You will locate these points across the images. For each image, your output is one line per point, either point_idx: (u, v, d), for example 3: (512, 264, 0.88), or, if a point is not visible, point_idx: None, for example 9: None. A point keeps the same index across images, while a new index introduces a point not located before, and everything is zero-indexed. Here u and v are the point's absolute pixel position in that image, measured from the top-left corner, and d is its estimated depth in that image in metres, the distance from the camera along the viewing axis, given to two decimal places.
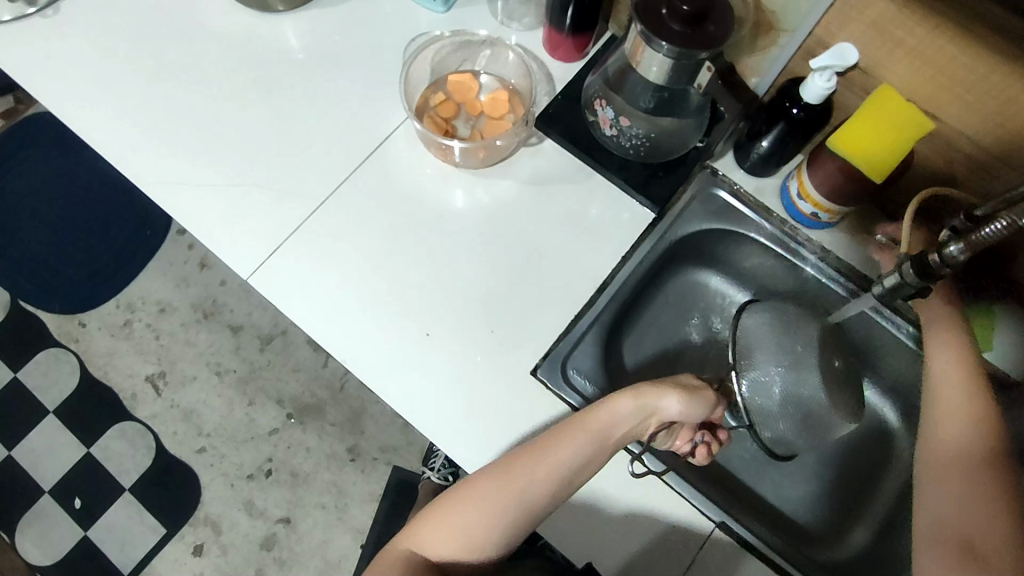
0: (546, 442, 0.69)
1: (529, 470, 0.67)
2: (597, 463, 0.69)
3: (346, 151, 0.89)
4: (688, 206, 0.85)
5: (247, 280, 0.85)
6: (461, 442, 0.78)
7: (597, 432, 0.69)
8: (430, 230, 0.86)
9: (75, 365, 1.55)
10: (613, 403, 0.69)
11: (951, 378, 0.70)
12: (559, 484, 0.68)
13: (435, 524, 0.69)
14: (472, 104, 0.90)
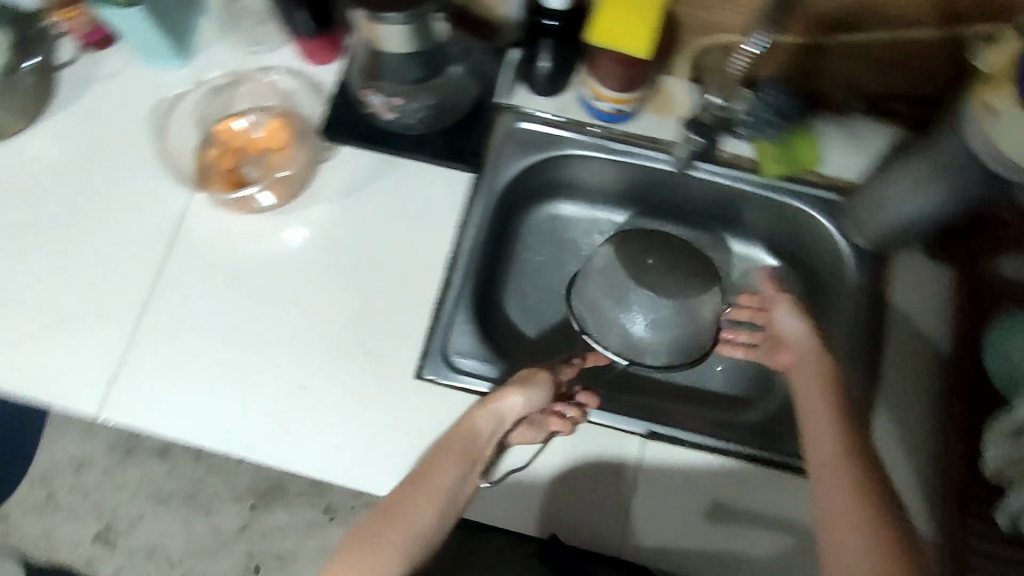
0: (421, 471, 0.66)
1: (416, 503, 0.64)
2: (474, 476, 0.68)
3: (139, 244, 0.79)
4: (501, 150, 0.83)
5: (99, 417, 0.75)
6: (377, 475, 0.73)
7: (466, 445, 0.68)
8: (261, 287, 0.78)
9: (16, 560, 1.45)
10: (472, 415, 0.69)
11: (822, 450, 0.62)
12: (445, 509, 0.65)
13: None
14: (250, 144, 0.82)
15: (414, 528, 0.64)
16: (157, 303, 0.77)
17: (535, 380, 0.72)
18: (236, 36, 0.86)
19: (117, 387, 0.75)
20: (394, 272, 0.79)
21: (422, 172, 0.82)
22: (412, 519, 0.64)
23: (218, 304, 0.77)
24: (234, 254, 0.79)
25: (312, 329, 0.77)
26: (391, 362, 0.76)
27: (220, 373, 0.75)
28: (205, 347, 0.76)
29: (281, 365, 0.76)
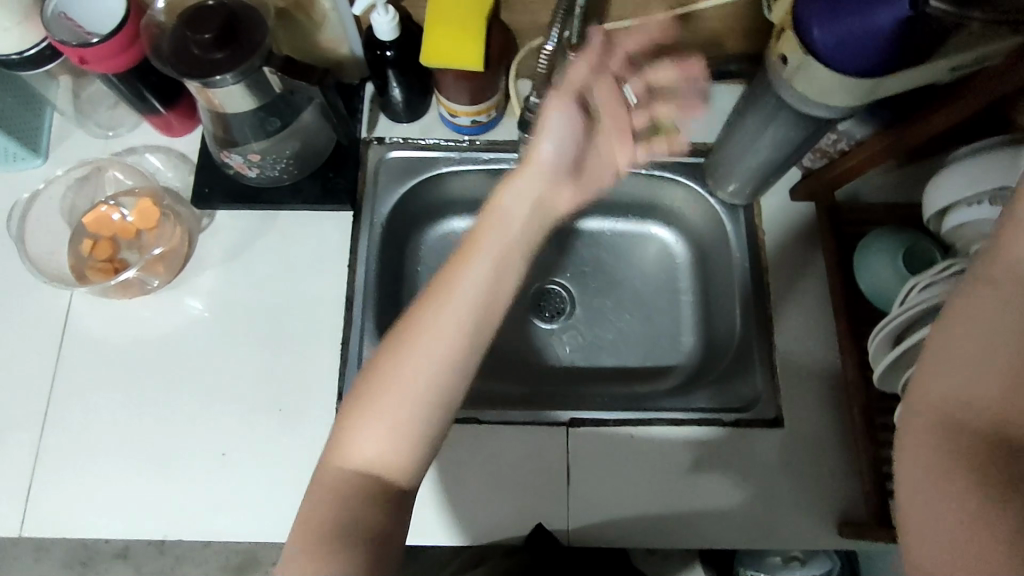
0: (435, 284, 0.52)
1: (418, 349, 0.50)
2: (518, 261, 0.55)
3: (30, 351, 0.78)
4: (377, 182, 0.86)
5: (23, 534, 0.73)
6: None
7: (495, 240, 0.55)
8: (167, 365, 0.78)
9: None
10: (508, 191, 0.56)
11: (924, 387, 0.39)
12: (476, 307, 0.52)
13: (363, 416, 0.49)
14: (124, 229, 0.81)
15: (447, 334, 0.50)
16: (60, 405, 0.76)
17: (546, 121, 0.59)
18: (91, 124, 0.86)
19: (33, 499, 0.73)
20: (294, 322, 0.79)
21: (302, 220, 0.83)
22: (423, 348, 0.50)
23: (124, 392, 0.77)
24: (131, 339, 0.79)
25: (224, 395, 0.77)
26: (308, 411, 0.76)
27: (139, 461, 0.75)
28: (119, 437, 0.75)
29: (200, 438, 0.75)
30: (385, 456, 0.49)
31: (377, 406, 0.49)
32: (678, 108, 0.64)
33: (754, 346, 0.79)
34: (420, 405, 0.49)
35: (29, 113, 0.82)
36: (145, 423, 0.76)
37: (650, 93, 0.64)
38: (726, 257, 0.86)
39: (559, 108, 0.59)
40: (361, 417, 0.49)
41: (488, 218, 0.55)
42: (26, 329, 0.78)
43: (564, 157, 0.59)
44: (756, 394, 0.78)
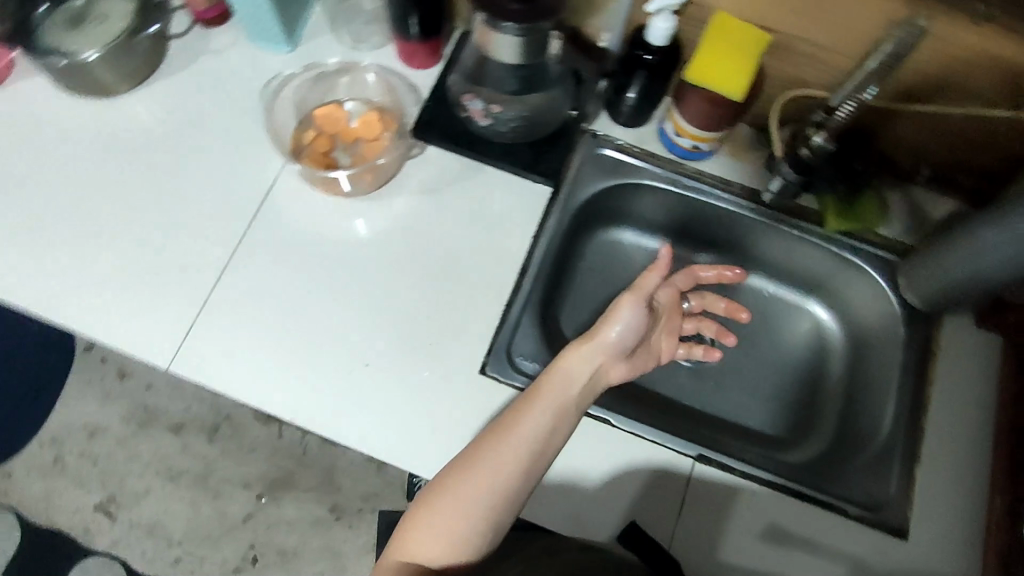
0: (504, 422, 0.67)
1: (478, 472, 0.64)
2: (564, 429, 0.68)
3: (228, 211, 0.83)
4: (581, 171, 0.87)
5: (169, 369, 0.77)
6: (433, 458, 0.75)
7: (558, 390, 0.69)
8: (341, 267, 0.81)
9: (14, 521, 1.44)
10: (566, 359, 0.71)
11: None
12: (525, 450, 0.65)
13: (424, 520, 0.63)
14: (345, 131, 0.85)
15: (497, 472, 0.64)
16: (238, 268, 0.80)
17: (617, 312, 0.73)
18: (343, 30, 0.90)
19: (190, 342, 0.78)
20: (468, 269, 0.82)
21: (504, 179, 0.85)
22: (480, 476, 0.63)
23: (295, 276, 0.80)
24: (316, 232, 0.82)
25: (383, 312, 0.79)
26: (456, 354, 0.78)
27: (289, 343, 0.78)
28: (279, 315, 0.79)
29: (350, 342, 0.78)
30: (438, 556, 0.62)
31: (434, 517, 0.63)
32: (717, 329, 0.90)
33: (897, 452, 0.78)
34: (475, 517, 0.63)
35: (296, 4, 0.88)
36: (305, 311, 0.79)
37: (703, 297, 0.91)
38: (890, 358, 0.84)
39: (629, 304, 0.73)
40: (416, 524, 0.63)
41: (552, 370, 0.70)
42: (230, 192, 0.84)
43: (623, 342, 0.74)
44: (887, 497, 0.77)
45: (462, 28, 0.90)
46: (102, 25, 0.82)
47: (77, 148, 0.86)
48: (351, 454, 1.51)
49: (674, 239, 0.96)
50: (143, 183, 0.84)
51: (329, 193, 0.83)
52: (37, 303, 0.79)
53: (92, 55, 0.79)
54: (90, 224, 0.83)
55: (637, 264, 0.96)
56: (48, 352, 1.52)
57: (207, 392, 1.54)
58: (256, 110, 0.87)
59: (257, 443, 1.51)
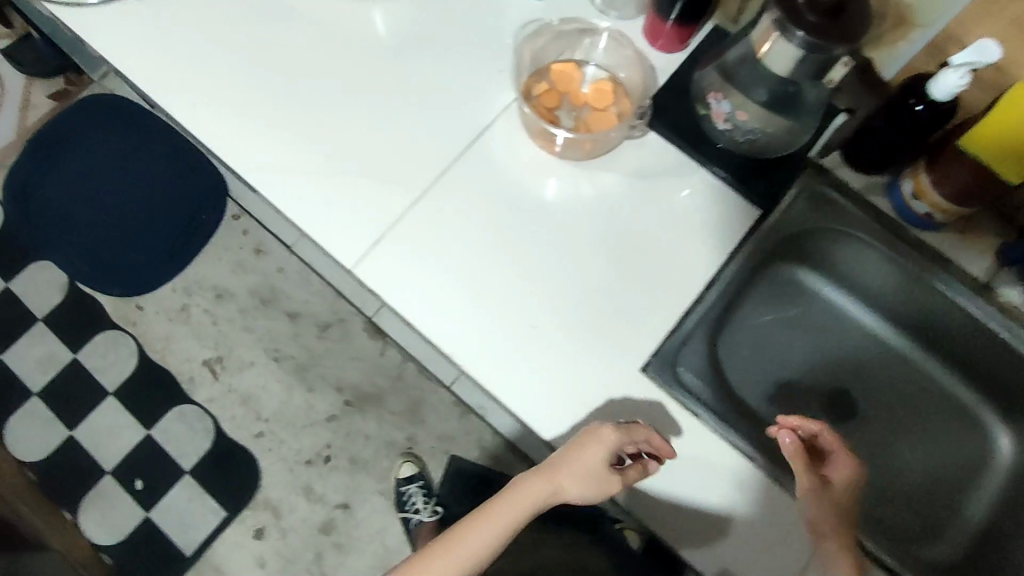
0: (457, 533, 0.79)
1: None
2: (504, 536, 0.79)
3: (442, 137, 0.84)
4: (794, 204, 0.82)
5: (353, 270, 0.80)
6: (572, 433, 0.75)
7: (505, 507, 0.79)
8: (534, 223, 0.81)
9: (133, 349, 1.57)
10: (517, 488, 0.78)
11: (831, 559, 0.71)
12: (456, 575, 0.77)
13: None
14: (576, 94, 0.83)
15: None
16: (436, 193, 0.81)
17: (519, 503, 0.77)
18: None
19: (377, 250, 0.80)
20: (655, 265, 0.80)
21: (718, 186, 0.82)
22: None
23: (487, 219, 0.81)
24: (518, 184, 0.82)
25: (561, 281, 0.79)
26: (619, 343, 0.77)
27: (466, 281, 0.79)
28: (464, 251, 0.80)
29: (523, 299, 0.78)
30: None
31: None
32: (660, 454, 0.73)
33: None
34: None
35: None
36: (487, 256, 0.80)
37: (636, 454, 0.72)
38: None
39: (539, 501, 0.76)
40: None
41: (488, 508, 0.79)
42: (448, 118, 0.84)
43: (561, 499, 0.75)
44: None
45: (717, 21, 0.86)
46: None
47: (323, 36, 0.89)
48: (440, 393, 1.55)
49: (857, 299, 0.91)
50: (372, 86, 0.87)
51: (543, 149, 0.83)
52: (255, 170, 0.83)
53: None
54: (315, 111, 0.86)
55: (812, 310, 0.92)
56: (202, 209, 1.63)
57: (328, 291, 1.61)
58: (494, 47, 0.87)
59: (359, 353, 1.57)
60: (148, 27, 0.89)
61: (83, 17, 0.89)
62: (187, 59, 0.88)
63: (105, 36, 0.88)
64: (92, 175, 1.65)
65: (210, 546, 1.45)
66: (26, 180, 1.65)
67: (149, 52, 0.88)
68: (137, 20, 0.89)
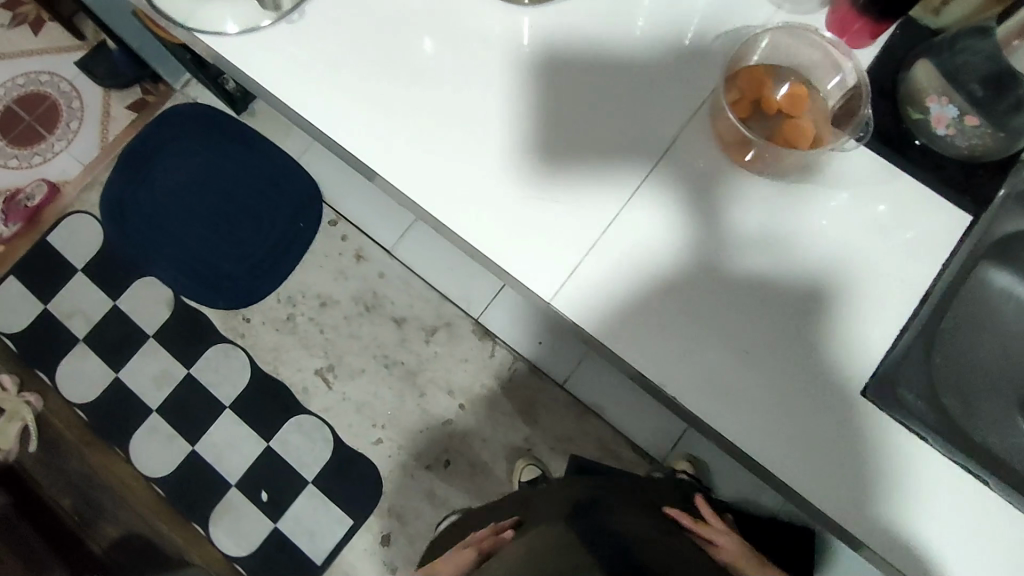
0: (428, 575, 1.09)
1: None
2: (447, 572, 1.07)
3: (624, 156, 0.79)
4: (1004, 205, 0.78)
5: (549, 303, 0.77)
6: (788, 456, 0.73)
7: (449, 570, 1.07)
8: (736, 242, 0.77)
9: (245, 361, 1.57)
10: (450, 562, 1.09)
11: None
12: None
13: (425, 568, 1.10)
14: (768, 102, 0.79)
15: None
16: (627, 215, 0.78)
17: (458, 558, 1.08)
18: None
19: (572, 280, 0.77)
20: (866, 281, 0.75)
21: (925, 192, 0.77)
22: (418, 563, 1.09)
23: (683, 241, 0.77)
24: (712, 202, 0.78)
25: (767, 303, 0.75)
26: (833, 366, 0.74)
27: (668, 309, 0.76)
28: (661, 277, 0.76)
29: (728, 325, 0.75)
30: None
31: None
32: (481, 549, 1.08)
33: None
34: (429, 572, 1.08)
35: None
36: (687, 281, 0.76)
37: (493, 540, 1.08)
38: None
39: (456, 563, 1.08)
40: None
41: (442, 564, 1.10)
42: (628, 135, 0.80)
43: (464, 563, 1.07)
44: None
45: (916, 15, 0.79)
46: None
47: (483, 47, 0.83)
48: (554, 392, 1.53)
49: None
50: (542, 101, 0.81)
51: (737, 162, 0.78)
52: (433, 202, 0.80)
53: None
54: (485, 130, 0.81)
55: (1012, 315, 0.87)
56: (299, 216, 1.61)
57: (432, 295, 1.58)
58: (669, 53, 0.82)
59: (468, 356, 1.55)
60: (299, 50, 0.85)
61: (232, 44, 0.85)
62: (343, 82, 0.84)
63: (256, 63, 0.84)
64: (187, 188, 1.64)
65: (341, 554, 1.47)
66: (122, 198, 1.65)
67: (304, 76, 0.84)
68: (289, 45, 0.85)
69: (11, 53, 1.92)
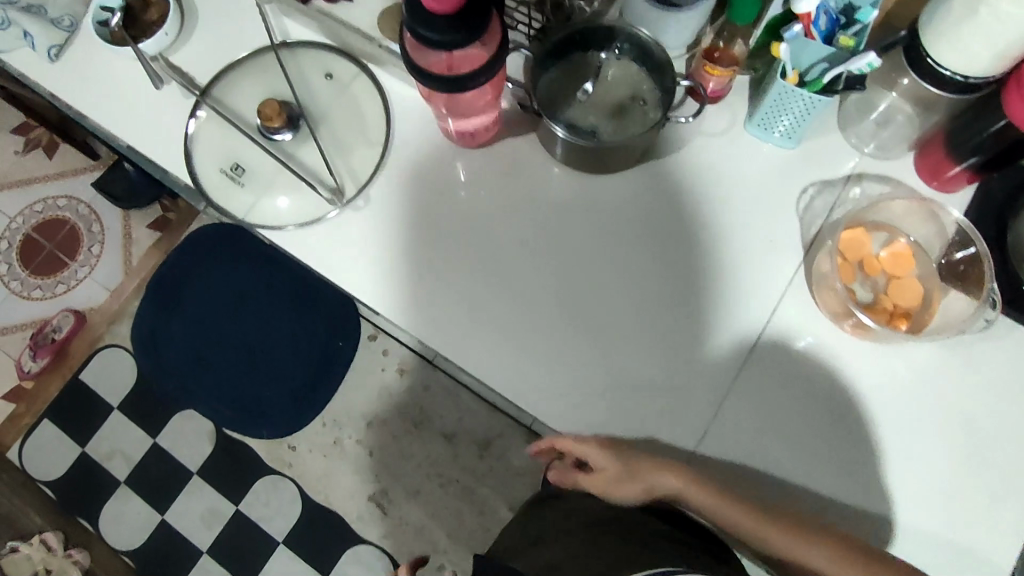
0: None
1: None
2: None
3: (723, 330, 0.77)
4: None
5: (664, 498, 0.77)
6: None
7: None
8: (860, 422, 0.74)
9: (294, 491, 1.53)
10: None
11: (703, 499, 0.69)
12: None
13: None
14: (870, 262, 0.76)
15: None
16: (738, 397, 0.75)
17: None
18: (852, 133, 0.81)
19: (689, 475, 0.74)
20: (997, 452, 0.73)
21: None
22: None
23: (801, 420, 0.75)
24: (829, 375, 0.76)
25: (896, 481, 0.73)
26: (980, 551, 0.71)
27: (792, 497, 0.73)
28: (779, 462, 0.74)
29: (858, 509, 0.73)
30: None
31: None
32: None
33: None
34: None
35: (822, 108, 0.78)
36: (810, 466, 0.74)
37: None
38: None
39: None
40: None
41: None
42: (723, 306, 0.78)
43: None
44: None
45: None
46: (629, 95, 0.79)
47: (563, 226, 0.81)
48: None
49: None
50: (631, 279, 0.79)
51: (847, 329, 0.76)
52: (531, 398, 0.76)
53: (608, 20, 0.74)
54: (578, 313, 0.78)
55: None
56: (337, 334, 1.55)
57: (480, 407, 1.54)
58: (759, 215, 0.80)
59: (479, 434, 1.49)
60: (366, 236, 0.81)
61: (296, 236, 0.81)
62: (419, 271, 0.80)
63: (323, 254, 0.80)
64: (215, 312, 1.58)
65: None
66: (150, 333, 1.57)
67: (374, 264, 0.80)
68: (357, 233, 0.81)
69: (23, 178, 1.87)
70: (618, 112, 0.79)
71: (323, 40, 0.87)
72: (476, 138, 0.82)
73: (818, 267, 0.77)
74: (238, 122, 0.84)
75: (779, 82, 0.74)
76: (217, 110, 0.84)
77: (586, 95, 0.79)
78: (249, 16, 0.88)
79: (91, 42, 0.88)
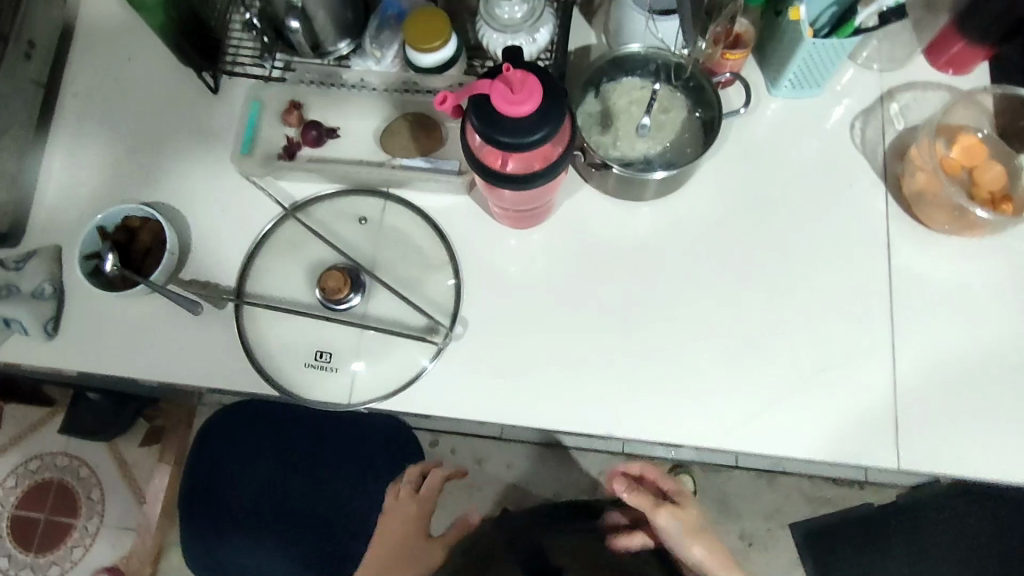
0: None
1: None
2: None
3: (852, 284, 0.77)
4: None
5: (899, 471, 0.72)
6: None
7: None
8: (1016, 309, 0.75)
9: None
10: None
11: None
12: None
13: None
14: (950, 164, 0.77)
15: None
16: (906, 336, 0.75)
17: None
18: (863, 60, 0.84)
19: (902, 434, 0.72)
20: None
21: None
22: None
23: (968, 330, 0.75)
24: (964, 279, 0.77)
25: None
26: None
27: (996, 405, 0.73)
28: (967, 376, 0.74)
29: None
30: None
31: None
32: None
33: None
34: None
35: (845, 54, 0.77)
36: (1004, 368, 0.74)
37: None
38: None
39: None
40: None
41: None
42: (839, 262, 0.78)
43: None
44: None
45: None
46: (662, 111, 0.78)
47: (658, 257, 0.79)
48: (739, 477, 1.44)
49: None
50: (746, 276, 0.78)
51: (960, 235, 0.78)
52: (726, 433, 0.73)
53: (635, 50, 0.75)
54: (715, 331, 0.76)
55: None
56: (402, 456, 1.39)
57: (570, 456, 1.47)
58: (825, 169, 0.81)
59: (583, 482, 1.38)
60: (479, 356, 0.76)
61: (408, 393, 0.74)
62: (548, 366, 0.75)
63: (445, 396, 0.74)
64: (258, 498, 1.35)
65: None
66: (202, 547, 1.34)
67: (501, 380, 0.75)
68: (470, 359, 0.75)
69: None
70: (657, 129, 0.77)
71: (333, 187, 0.82)
72: (531, 219, 0.79)
73: (911, 192, 0.77)
74: (293, 306, 0.77)
75: (804, 43, 0.74)
76: (261, 305, 0.77)
77: (645, 130, 0.76)
78: (244, 194, 0.81)
79: (86, 295, 0.78)
